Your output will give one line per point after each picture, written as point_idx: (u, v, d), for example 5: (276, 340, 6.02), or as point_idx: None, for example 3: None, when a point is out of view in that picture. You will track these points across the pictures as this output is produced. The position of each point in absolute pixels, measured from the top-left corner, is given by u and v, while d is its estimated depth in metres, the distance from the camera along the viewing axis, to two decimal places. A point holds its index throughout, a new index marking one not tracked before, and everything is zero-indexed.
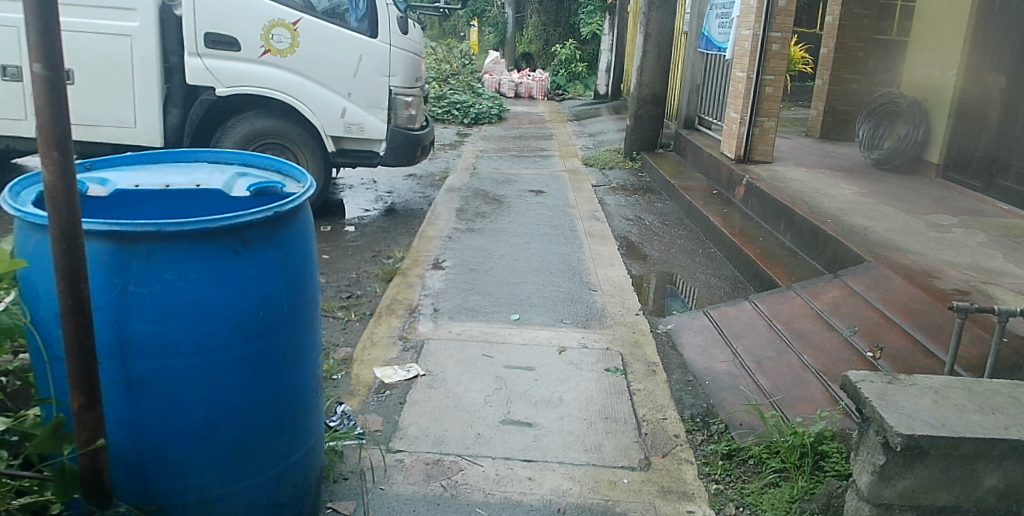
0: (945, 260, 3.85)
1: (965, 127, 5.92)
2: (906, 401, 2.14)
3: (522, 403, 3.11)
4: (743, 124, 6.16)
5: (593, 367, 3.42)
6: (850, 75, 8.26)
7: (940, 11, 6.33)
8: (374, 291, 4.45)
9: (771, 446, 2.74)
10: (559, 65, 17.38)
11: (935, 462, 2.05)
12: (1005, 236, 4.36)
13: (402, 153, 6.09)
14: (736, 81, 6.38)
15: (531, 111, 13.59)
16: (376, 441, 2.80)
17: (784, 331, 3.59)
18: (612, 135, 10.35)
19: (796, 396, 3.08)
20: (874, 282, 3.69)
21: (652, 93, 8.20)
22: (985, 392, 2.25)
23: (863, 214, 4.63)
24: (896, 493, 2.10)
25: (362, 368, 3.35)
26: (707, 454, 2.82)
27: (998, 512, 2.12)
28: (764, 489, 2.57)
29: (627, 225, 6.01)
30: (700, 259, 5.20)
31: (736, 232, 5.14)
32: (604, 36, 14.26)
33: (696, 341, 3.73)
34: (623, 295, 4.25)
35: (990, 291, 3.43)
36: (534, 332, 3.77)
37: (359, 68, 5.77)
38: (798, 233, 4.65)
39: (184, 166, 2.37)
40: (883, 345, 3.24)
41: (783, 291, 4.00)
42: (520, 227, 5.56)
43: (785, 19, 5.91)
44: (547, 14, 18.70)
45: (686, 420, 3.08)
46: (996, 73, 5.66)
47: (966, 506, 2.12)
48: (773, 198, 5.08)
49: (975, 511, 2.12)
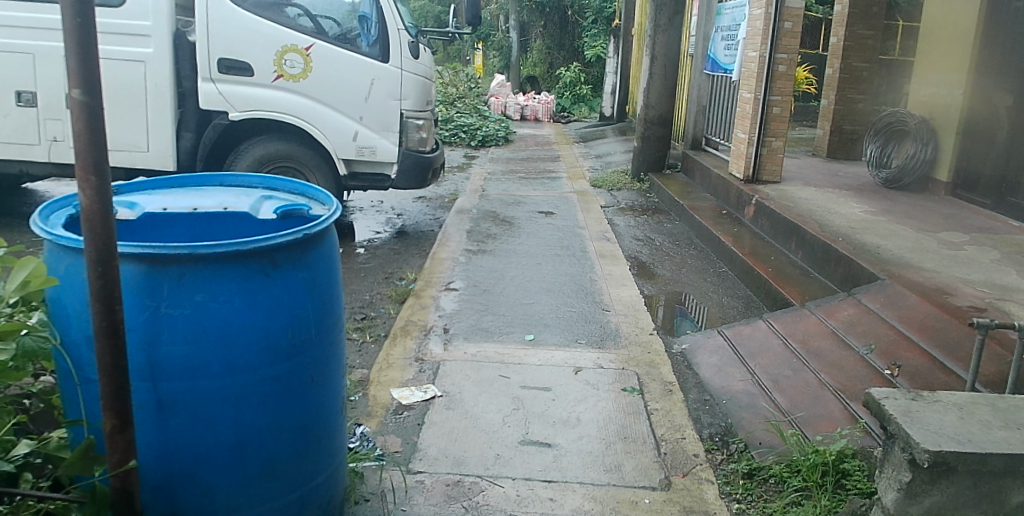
0: (959, 277, 3.86)
1: (974, 145, 5.98)
2: (931, 417, 2.18)
3: (540, 423, 3.11)
4: (751, 145, 6.19)
5: (610, 387, 3.41)
6: (857, 95, 8.29)
7: (941, 29, 6.38)
8: (389, 312, 4.47)
9: (791, 465, 2.75)
10: (563, 87, 17.50)
11: (962, 478, 2.08)
12: (1017, 253, 4.37)
13: (413, 177, 6.13)
14: (742, 102, 6.44)
15: (537, 133, 13.69)
16: (396, 462, 2.80)
17: (800, 350, 3.59)
18: (618, 156, 10.38)
19: (815, 414, 3.07)
20: (889, 300, 3.69)
21: (659, 114, 8.24)
22: (1009, 408, 2.27)
23: (874, 233, 4.64)
24: (923, 509, 2.13)
25: (379, 389, 3.36)
26: (729, 474, 2.82)
27: None
28: (787, 508, 2.57)
29: (637, 245, 6.02)
30: (712, 278, 5.20)
31: (747, 251, 5.14)
32: (609, 58, 14.39)
33: (712, 361, 3.72)
34: (637, 315, 4.25)
35: (1006, 308, 3.43)
36: (550, 352, 3.77)
37: (371, 91, 5.82)
38: (809, 252, 4.66)
39: (209, 189, 2.40)
40: (900, 363, 3.23)
41: (798, 309, 4.00)
42: (530, 248, 5.57)
43: (791, 41, 5.97)
44: (550, 37, 18.91)
45: (704, 439, 3.07)
46: (1003, 91, 5.72)
47: None
48: (784, 217, 5.09)
49: None
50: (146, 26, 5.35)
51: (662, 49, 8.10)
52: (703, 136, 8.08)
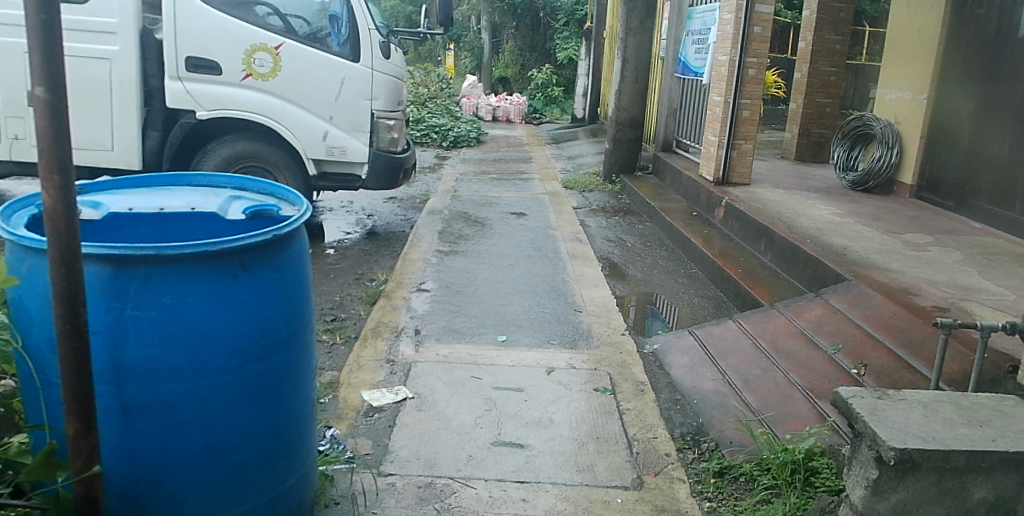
0: (924, 278, 3.94)
1: (938, 149, 6.12)
2: (897, 416, 2.26)
3: (512, 424, 3.10)
4: (721, 147, 6.26)
5: (582, 387, 3.41)
6: (824, 99, 8.43)
7: (906, 35, 6.52)
8: (359, 313, 4.42)
9: (762, 463, 2.78)
10: (535, 89, 17.51)
11: (927, 475, 2.18)
12: (979, 254, 4.47)
13: (384, 177, 6.08)
14: (712, 105, 6.51)
15: (509, 134, 13.69)
16: (367, 464, 2.77)
17: (769, 350, 3.63)
18: (590, 158, 10.43)
19: (784, 413, 3.11)
20: (856, 300, 3.74)
21: (631, 116, 8.30)
22: (972, 406, 2.40)
23: (841, 234, 4.72)
24: (889, 506, 2.23)
25: (350, 391, 3.32)
26: (700, 473, 2.84)
27: None
28: (757, 505, 2.61)
29: (609, 246, 6.05)
30: (682, 279, 5.24)
31: (717, 252, 5.20)
32: (581, 61, 14.46)
33: (683, 361, 3.74)
34: (609, 315, 4.27)
35: (969, 308, 3.51)
36: (522, 353, 3.76)
37: (342, 91, 5.77)
38: (778, 253, 4.73)
39: (176, 189, 2.35)
40: (867, 362, 3.28)
41: (767, 309, 4.04)
42: (503, 249, 5.56)
43: (761, 45, 6.07)
44: (522, 39, 18.95)
45: (676, 438, 3.09)
46: (965, 96, 5.85)
47: None
48: (753, 219, 5.15)
49: None
50: (111, 22, 5.23)
51: (633, 52, 8.16)
52: (674, 139, 8.15)
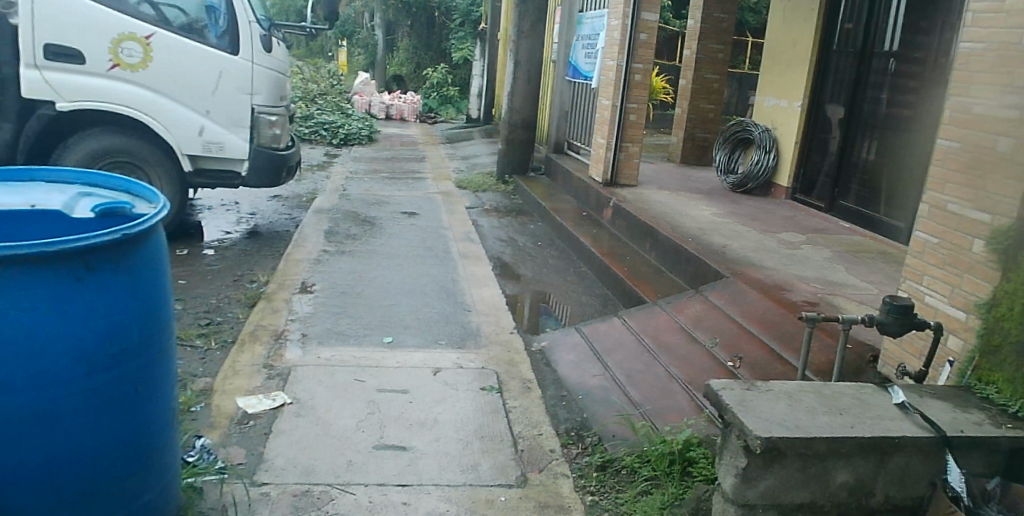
0: (795, 275, 4.15)
1: (811, 153, 6.52)
2: (763, 406, 2.36)
3: (395, 426, 3.02)
4: (609, 149, 6.40)
5: (468, 386, 3.37)
6: (707, 105, 8.80)
7: (783, 45, 6.89)
8: (237, 316, 4.19)
9: (642, 456, 2.85)
10: (430, 88, 17.38)
11: (792, 462, 2.30)
12: (846, 252, 4.77)
13: (266, 175, 5.84)
14: (601, 109, 6.66)
15: (403, 133, 13.52)
16: (239, 474, 2.61)
17: (652, 345, 3.72)
18: (484, 158, 10.45)
19: (665, 406, 3.18)
20: (732, 296, 3.89)
21: (523, 118, 8.37)
22: (833, 394, 2.54)
23: (721, 234, 4.92)
24: (758, 493, 2.33)
25: (224, 398, 3.13)
26: (583, 467, 2.87)
27: (849, 506, 2.42)
28: (637, 497, 2.66)
29: (500, 245, 6.05)
30: (571, 278, 5.31)
31: (605, 251, 5.31)
32: (476, 61, 14.48)
33: (569, 358, 3.78)
34: (498, 314, 4.26)
35: (835, 302, 3.73)
36: (408, 354, 3.68)
37: (219, 85, 5.48)
38: (661, 252, 4.87)
39: (15, 185, 2.11)
40: (742, 355, 3.41)
41: (650, 306, 4.15)
42: (393, 248, 5.46)
43: (647, 52, 6.26)
44: (416, 38, 18.79)
45: (560, 434, 3.10)
46: (835, 104, 6.24)
47: (822, 502, 2.39)
48: (639, 219, 5.29)
49: (829, 505, 2.40)
50: None
51: (525, 55, 8.23)
52: (566, 140, 8.29)
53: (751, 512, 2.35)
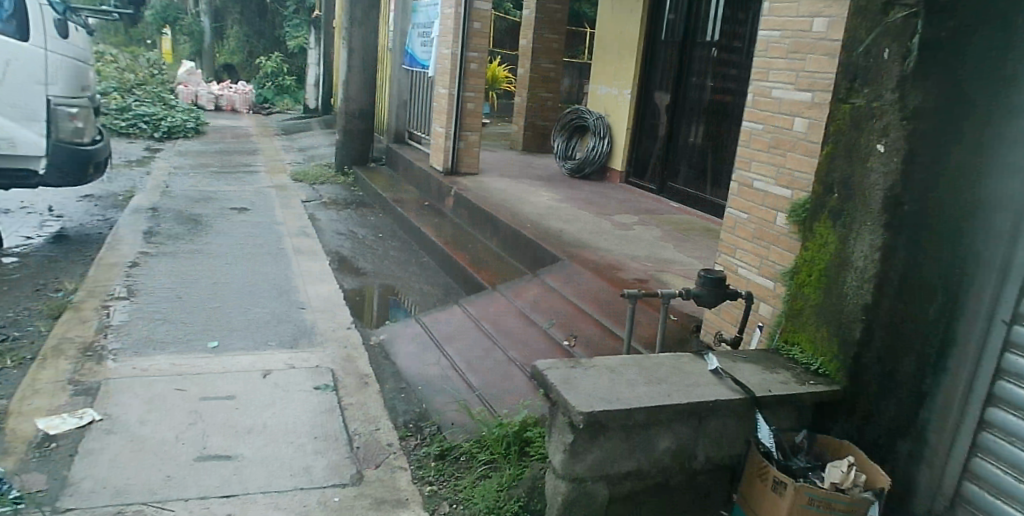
0: (628, 254, 4.32)
1: (642, 138, 6.85)
2: (586, 383, 2.43)
3: (220, 435, 2.83)
4: (448, 138, 6.39)
5: (302, 386, 3.23)
6: (546, 94, 9.02)
7: (613, 36, 7.17)
8: (37, 330, 3.76)
9: (480, 440, 2.86)
10: (264, 77, 16.65)
11: (616, 434, 2.39)
12: (675, 230, 5.04)
13: (70, 172, 5.32)
14: (438, 98, 6.64)
15: (234, 124, 12.83)
16: (36, 503, 2.33)
17: (491, 331, 3.74)
18: (323, 149, 10.15)
19: (503, 390, 3.20)
20: (567, 277, 3.98)
21: (360, 107, 8.16)
22: (652, 365, 2.66)
23: (558, 218, 5.04)
24: (586, 466, 2.40)
25: (20, 422, 2.79)
26: (421, 458, 2.84)
27: (672, 469, 2.56)
28: (476, 481, 2.68)
29: (339, 239, 5.87)
30: (413, 268, 5.25)
31: (446, 240, 5.29)
32: (313, 50, 14.01)
33: (409, 349, 3.72)
34: (335, 310, 4.14)
35: (663, 278, 3.92)
36: (236, 358, 3.46)
37: (7, 74, 4.84)
38: (501, 238, 4.92)
39: None
40: (576, 334, 3.49)
41: (490, 293, 4.18)
42: (221, 247, 5.14)
43: (480, 41, 6.34)
44: (247, 25, 17.91)
45: (399, 427, 3.04)
46: (661, 91, 6.59)
47: (647, 468, 2.50)
48: (479, 207, 5.32)
49: (654, 470, 2.52)
50: None
51: (359, 43, 8.06)
52: (406, 130, 8.22)
53: (581, 485, 2.42)
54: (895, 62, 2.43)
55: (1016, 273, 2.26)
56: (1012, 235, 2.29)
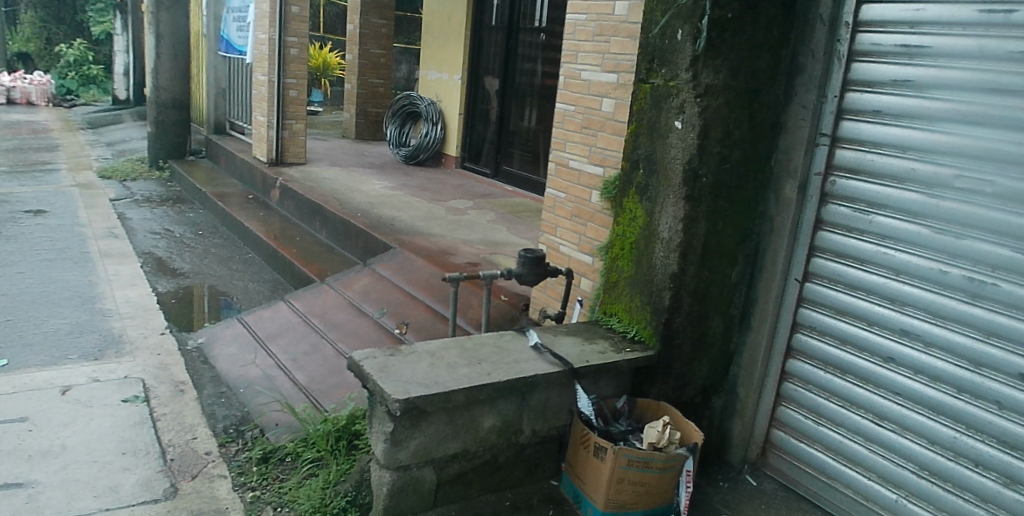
0: (460, 239, 4.33)
1: (475, 124, 6.92)
2: (404, 370, 2.42)
3: (8, 461, 2.55)
4: (271, 127, 6.30)
5: (107, 401, 3.00)
6: (377, 81, 8.91)
7: (440, 22, 7.17)
8: None
9: (305, 439, 2.78)
10: (66, 66, 15.58)
11: (438, 417, 2.39)
12: (509, 213, 5.14)
13: None
14: (257, 85, 6.55)
15: (31, 119, 11.67)
16: None
17: (320, 325, 3.61)
18: (133, 143, 9.63)
19: (332, 383, 3.11)
20: (399, 266, 3.90)
21: (173, 97, 8.06)
22: (474, 346, 2.67)
23: (390, 206, 4.98)
24: (410, 453, 2.38)
25: None
26: (243, 463, 2.72)
27: (499, 445, 2.60)
28: (301, 482, 2.60)
29: (153, 239, 5.49)
30: (236, 266, 5.00)
31: (271, 234, 5.08)
32: (122, 36, 13.02)
33: (229, 351, 3.56)
34: (146, 315, 3.92)
35: (495, 260, 3.97)
36: (31, 375, 3.14)
37: None
38: (330, 229, 4.77)
39: None
40: (408, 321, 3.43)
41: (318, 286, 4.02)
42: (12, 256, 4.65)
43: (299, 25, 6.27)
44: (45, 10, 16.33)
45: (219, 434, 2.90)
46: (491, 76, 6.69)
47: (474, 447, 2.53)
48: (306, 198, 5.15)
49: (480, 449, 2.55)
50: None
51: (168, 27, 7.90)
52: (225, 121, 8.17)
53: (406, 472, 2.41)
54: (689, 42, 2.53)
55: (804, 237, 2.60)
56: (796, 202, 2.61)
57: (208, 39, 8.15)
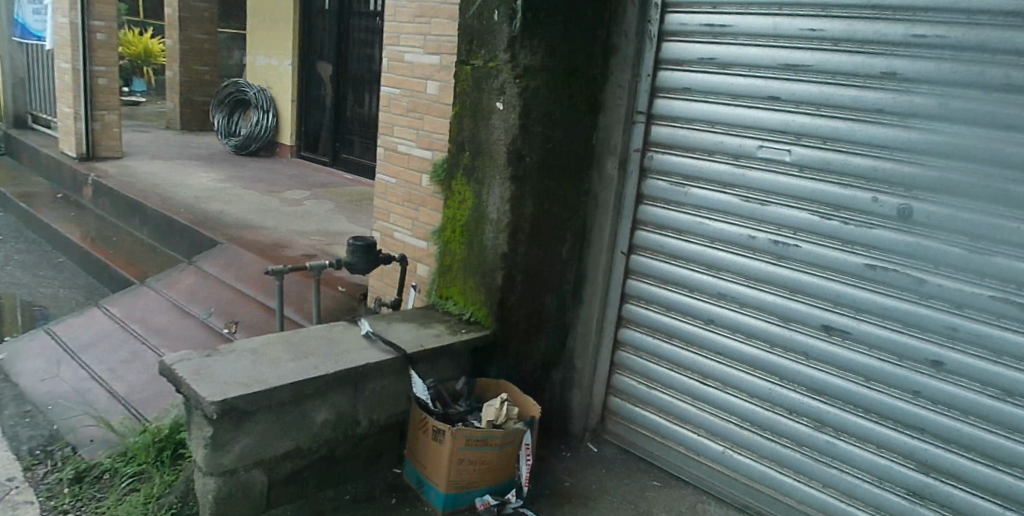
0: (297, 231, 4.21)
1: (308, 111, 6.92)
2: (221, 370, 2.29)
3: None
4: (79, 119, 6.19)
5: None
6: (200, 67, 8.74)
7: (268, 7, 7.00)
8: None
9: (123, 453, 2.60)
10: None
11: (263, 416, 2.27)
12: (348, 202, 5.10)
13: None
14: (61, 73, 6.36)
15: None
16: None
17: (142, 331, 3.39)
18: None
19: (152, 393, 2.99)
20: (226, 262, 3.75)
21: None
22: (301, 339, 2.59)
23: (219, 200, 4.76)
24: (235, 456, 2.25)
25: None
26: (53, 486, 2.51)
27: (336, 439, 2.50)
28: (122, 498, 2.41)
29: None
30: (44, 272, 4.61)
31: (84, 236, 4.71)
32: None
33: (35, 366, 3.28)
34: None
35: (333, 251, 3.92)
36: None
37: None
38: (152, 227, 4.44)
39: None
40: (238, 320, 3.30)
41: (138, 289, 3.77)
42: None
43: (106, 8, 6.15)
44: None
45: (23, 457, 2.66)
46: (325, 62, 6.61)
47: (308, 444, 2.43)
48: (123, 194, 4.80)
49: (316, 445, 2.45)
50: None
51: None
52: (27, 112, 7.85)
53: (233, 476, 2.28)
54: (505, 23, 2.50)
55: (627, 210, 2.72)
56: (619, 178, 2.71)
57: (1, 24, 7.55)
